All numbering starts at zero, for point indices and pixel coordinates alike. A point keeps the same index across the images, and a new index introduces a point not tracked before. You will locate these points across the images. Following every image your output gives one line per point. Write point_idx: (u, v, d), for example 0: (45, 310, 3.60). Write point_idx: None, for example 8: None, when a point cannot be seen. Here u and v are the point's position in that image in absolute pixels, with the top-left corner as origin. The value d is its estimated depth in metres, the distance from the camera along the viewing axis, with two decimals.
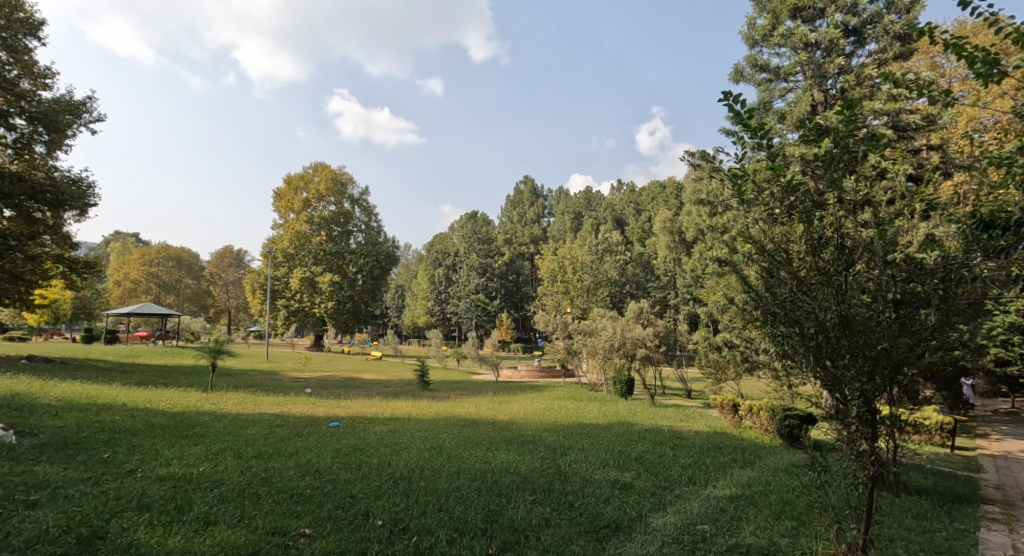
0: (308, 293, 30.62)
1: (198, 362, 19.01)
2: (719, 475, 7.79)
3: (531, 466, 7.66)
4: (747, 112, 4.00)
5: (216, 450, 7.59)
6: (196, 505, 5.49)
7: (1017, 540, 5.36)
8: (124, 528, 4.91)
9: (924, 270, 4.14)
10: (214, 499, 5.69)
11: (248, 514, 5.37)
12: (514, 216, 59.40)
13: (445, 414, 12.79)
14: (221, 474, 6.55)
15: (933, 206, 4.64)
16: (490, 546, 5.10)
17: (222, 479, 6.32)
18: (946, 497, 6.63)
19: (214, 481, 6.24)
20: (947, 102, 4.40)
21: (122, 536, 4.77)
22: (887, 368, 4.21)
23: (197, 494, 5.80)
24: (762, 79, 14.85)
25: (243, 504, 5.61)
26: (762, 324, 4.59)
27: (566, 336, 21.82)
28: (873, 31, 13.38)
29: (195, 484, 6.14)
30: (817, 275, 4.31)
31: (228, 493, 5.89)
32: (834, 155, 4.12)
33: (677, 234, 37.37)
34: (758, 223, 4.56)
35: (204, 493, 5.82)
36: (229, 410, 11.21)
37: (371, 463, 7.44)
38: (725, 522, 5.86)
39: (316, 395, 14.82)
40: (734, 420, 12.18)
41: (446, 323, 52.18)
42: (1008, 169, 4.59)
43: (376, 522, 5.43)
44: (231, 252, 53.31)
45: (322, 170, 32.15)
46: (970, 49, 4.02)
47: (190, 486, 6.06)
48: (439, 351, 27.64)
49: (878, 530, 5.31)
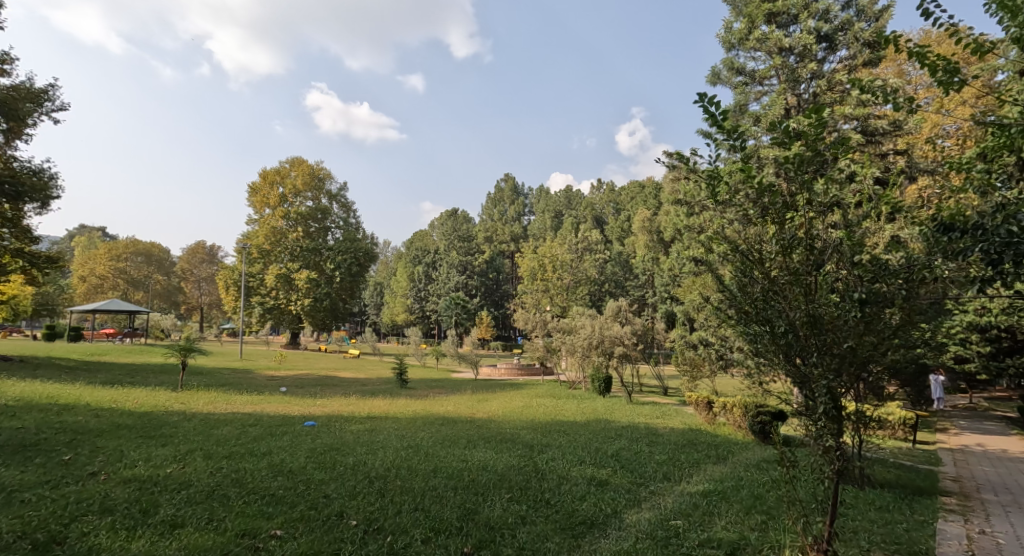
0: (284, 290, 30.12)
1: (168, 360, 18.51)
2: (693, 471, 7.90)
3: (508, 464, 7.71)
4: (721, 114, 4.04)
5: (185, 451, 7.46)
6: (162, 508, 5.39)
7: (972, 531, 5.54)
8: (84, 532, 4.80)
9: (889, 270, 4.25)
10: (181, 501, 5.59)
11: (217, 516, 5.30)
12: (495, 214, 59.35)
13: (424, 412, 12.75)
14: (190, 475, 6.43)
15: (898, 208, 4.76)
16: (466, 544, 5.10)
17: (191, 481, 6.22)
18: (907, 490, 6.83)
19: (181, 483, 6.14)
20: (911, 109, 4.52)
21: (83, 541, 4.66)
22: (853, 365, 4.32)
23: (163, 496, 5.70)
24: (738, 82, 15.08)
25: (212, 506, 5.53)
26: (734, 323, 4.67)
27: (544, 334, 21.95)
28: (844, 38, 13.71)
29: (162, 485, 6.03)
30: (786, 275, 4.41)
31: (197, 495, 5.79)
32: (805, 157, 4.21)
33: (656, 234, 37.78)
34: (732, 223, 4.63)
35: (171, 495, 5.72)
36: (200, 410, 10.99)
37: (347, 462, 7.37)
38: (698, 517, 5.96)
39: (291, 394, 14.62)
40: (708, 416, 12.40)
41: (425, 322, 51.96)
42: (969, 174, 4.77)
43: (349, 522, 5.40)
44: (204, 248, 52.32)
45: (299, 165, 31.72)
46: (933, 58, 4.13)
47: (157, 487, 5.95)
48: (418, 349, 27.57)
49: (843, 523, 5.45)
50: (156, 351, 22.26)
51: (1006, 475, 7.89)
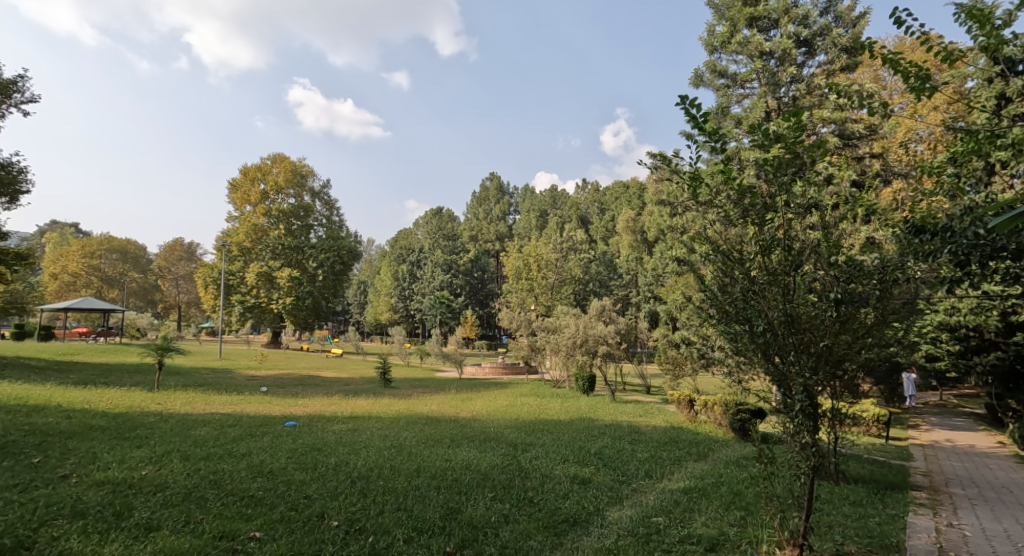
0: (265, 288, 29.79)
1: (145, 360, 18.19)
2: (675, 469, 8.00)
3: (492, 463, 7.74)
4: (702, 116, 4.09)
5: (161, 452, 7.37)
6: (136, 511, 5.32)
7: (941, 524, 5.69)
8: (54, 537, 4.73)
9: (863, 271, 4.37)
10: (157, 504, 5.53)
11: (194, 519, 5.25)
12: (480, 213, 59.27)
13: (407, 412, 12.70)
14: (166, 477, 6.36)
15: (874, 211, 4.88)
16: (448, 544, 5.11)
17: (167, 483, 6.15)
18: (880, 484, 7.00)
19: (157, 485, 6.07)
20: (886, 114, 4.63)
21: (52, 546, 4.60)
22: (829, 363, 4.41)
23: (139, 499, 5.63)
24: (720, 85, 15.28)
25: (188, 508, 5.48)
26: (715, 322, 4.74)
27: (529, 333, 22.03)
28: (822, 43, 14.00)
29: (137, 488, 5.96)
30: (765, 274, 4.48)
31: (173, 498, 5.72)
32: (784, 160, 4.30)
33: (640, 233, 38.09)
34: (714, 224, 4.70)
35: (147, 498, 5.66)
36: (178, 410, 10.82)
37: (329, 463, 7.35)
38: (678, 513, 6.04)
39: (273, 394, 14.48)
40: (690, 414, 12.58)
41: (409, 320, 51.76)
42: (940, 178, 4.91)
43: (331, 523, 5.39)
44: (182, 245, 51.52)
45: (281, 162, 31.38)
46: (905, 65, 4.24)
47: (132, 490, 5.88)
48: (402, 348, 27.51)
49: (818, 518, 5.57)
50: (131, 351, 21.73)
51: (974, 469, 8.12)
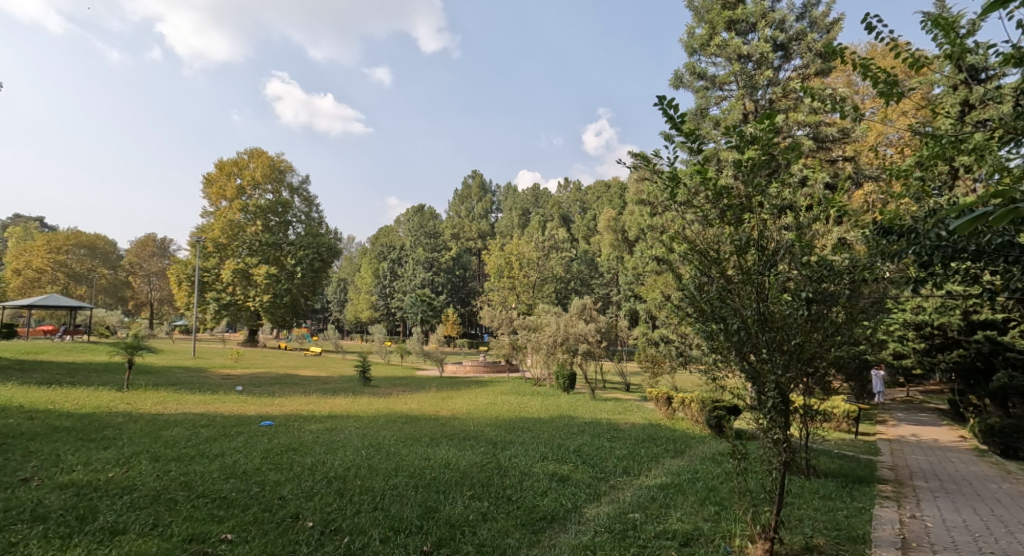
0: (241, 286, 29.26)
1: (113, 360, 17.72)
2: (652, 465, 8.09)
3: (471, 462, 7.71)
4: (680, 117, 4.11)
5: (130, 453, 7.23)
6: (101, 514, 5.21)
7: (905, 516, 5.84)
8: (13, 543, 4.62)
9: (834, 271, 4.49)
10: (122, 507, 5.41)
11: (162, 521, 5.16)
12: (462, 211, 59.19)
13: (387, 411, 12.61)
14: (134, 479, 6.24)
15: (846, 212, 4.98)
16: (425, 543, 5.09)
17: (135, 485, 6.02)
18: (848, 478, 7.15)
19: (124, 487, 5.95)
20: (857, 117, 4.73)
21: (11, 552, 4.49)
22: (801, 361, 4.50)
23: (104, 501, 5.52)
24: (700, 86, 15.42)
25: (157, 511, 5.37)
26: (692, 320, 4.80)
27: (510, 332, 22.06)
28: (798, 47, 14.24)
29: (103, 490, 5.83)
30: (740, 274, 4.55)
31: (140, 500, 5.62)
32: (759, 161, 4.36)
33: (621, 233, 38.43)
34: (692, 224, 4.75)
35: (113, 501, 5.54)
36: (149, 410, 10.61)
37: (305, 462, 7.28)
38: (655, 509, 6.10)
39: (248, 393, 14.24)
40: (667, 411, 12.74)
41: (390, 319, 51.38)
42: (907, 181, 5.02)
43: (306, 523, 5.34)
44: (154, 240, 50.42)
45: (258, 157, 30.86)
46: (874, 70, 4.35)
47: (97, 493, 5.75)
48: (382, 347, 27.35)
49: (788, 512, 5.68)
50: (99, 351, 20.87)
51: (937, 463, 8.34)
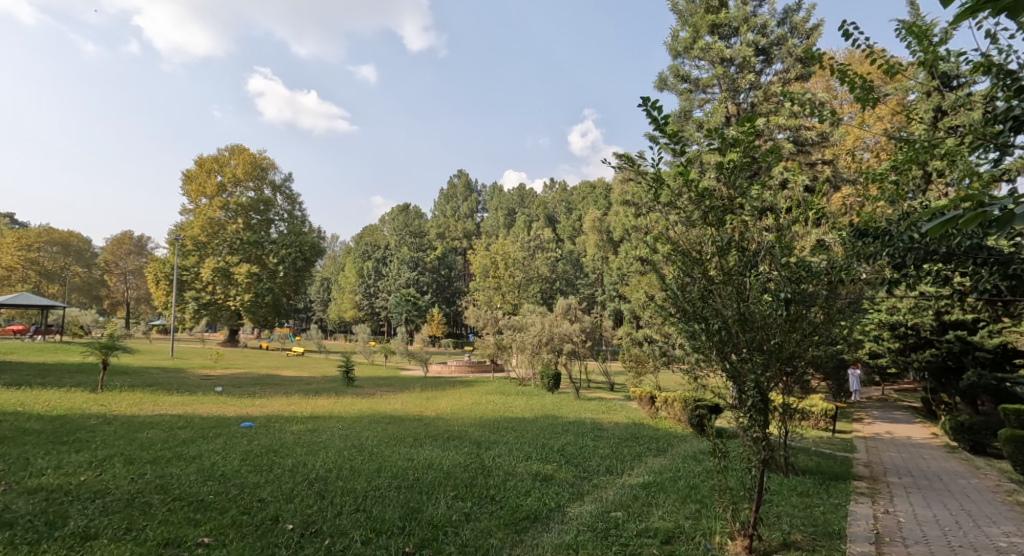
0: (222, 285, 28.90)
1: (87, 360, 17.46)
2: (635, 464, 8.15)
3: (455, 462, 7.71)
4: (664, 119, 4.15)
5: (103, 456, 7.10)
6: (72, 519, 5.12)
7: (878, 511, 5.96)
8: None
9: (811, 272, 4.57)
10: (94, 511, 5.32)
11: (136, 526, 5.08)
12: (447, 211, 59.09)
13: (370, 411, 12.56)
14: (107, 482, 6.14)
15: (823, 214, 5.08)
16: (407, 544, 5.08)
17: (107, 489, 5.92)
18: (825, 475, 7.27)
19: (96, 491, 5.85)
20: (835, 122, 4.82)
21: None
22: (780, 360, 4.56)
23: (75, 506, 5.42)
24: (683, 89, 15.57)
25: (130, 515, 5.29)
26: (674, 320, 4.85)
27: (495, 332, 22.06)
28: (779, 51, 14.44)
29: (74, 494, 5.73)
30: (721, 274, 4.60)
31: (114, 504, 5.53)
32: (740, 163, 4.42)
33: (606, 233, 38.68)
34: (675, 225, 4.79)
35: (84, 505, 5.44)
36: (123, 412, 10.44)
37: (285, 464, 7.21)
38: (637, 508, 6.16)
39: (227, 394, 14.07)
40: (651, 410, 12.85)
41: (375, 318, 51.11)
42: (882, 184, 5.12)
43: (286, 526, 5.29)
44: (130, 238, 49.49)
45: (239, 153, 30.54)
46: (851, 77, 4.44)
47: (68, 497, 5.64)
48: (366, 347, 27.19)
49: (767, 509, 5.76)
50: (73, 351, 20.55)
51: (911, 460, 8.52)
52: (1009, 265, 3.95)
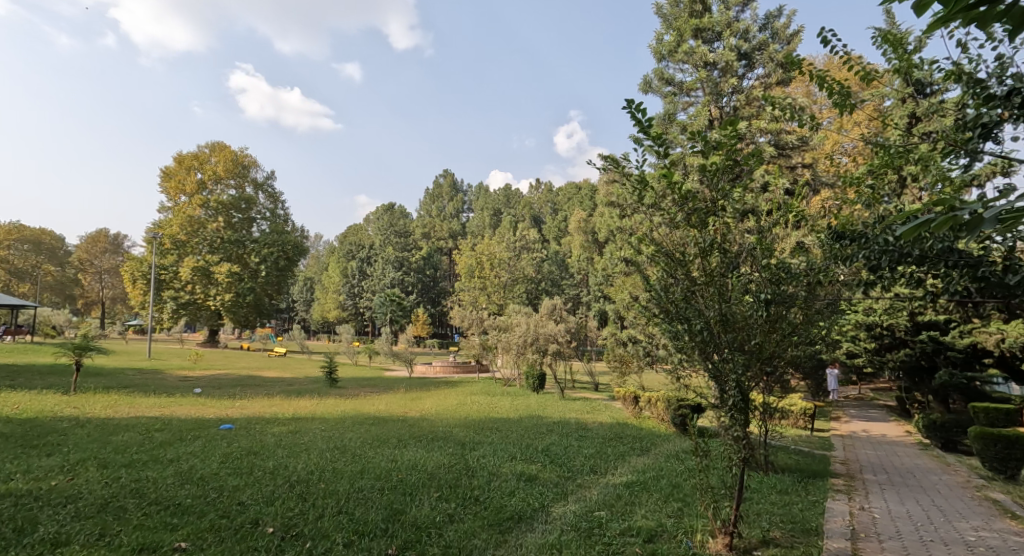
0: (202, 285, 28.52)
1: (59, 362, 17.19)
2: (618, 463, 8.22)
3: (438, 462, 7.72)
4: (648, 121, 4.19)
5: (76, 461, 6.99)
6: (43, 525, 5.03)
7: (855, 507, 6.08)
8: None
9: (791, 273, 4.66)
10: (66, 517, 5.24)
11: (109, 532, 5.01)
12: (432, 210, 58.94)
13: (353, 412, 12.48)
14: (80, 487, 6.04)
15: (803, 217, 5.18)
16: (390, 546, 5.08)
17: (80, 494, 5.84)
18: (804, 473, 7.40)
19: (68, 496, 5.76)
20: (814, 126, 4.92)
21: None
22: (760, 360, 4.64)
23: (46, 512, 5.33)
24: (668, 92, 15.70)
25: (103, 521, 5.22)
26: (658, 321, 4.91)
27: (480, 332, 22.06)
28: (761, 56, 14.64)
29: (45, 500, 5.63)
30: (704, 275, 4.67)
31: (86, 509, 5.45)
32: (722, 166, 4.49)
33: (591, 234, 38.84)
34: (659, 226, 4.85)
35: (55, 511, 5.35)
36: (97, 414, 10.25)
37: (266, 467, 7.15)
38: (620, 507, 6.22)
39: (206, 395, 13.90)
40: (635, 410, 12.97)
41: (359, 318, 50.79)
42: (859, 188, 5.24)
43: (266, 529, 5.27)
44: (106, 236, 48.54)
45: (220, 150, 30.18)
46: (829, 83, 4.54)
47: (38, 503, 5.55)
48: (350, 347, 27.02)
49: (747, 507, 5.85)
50: (44, 351, 20.44)
51: (887, 457, 8.70)
52: (979, 268, 4.10)
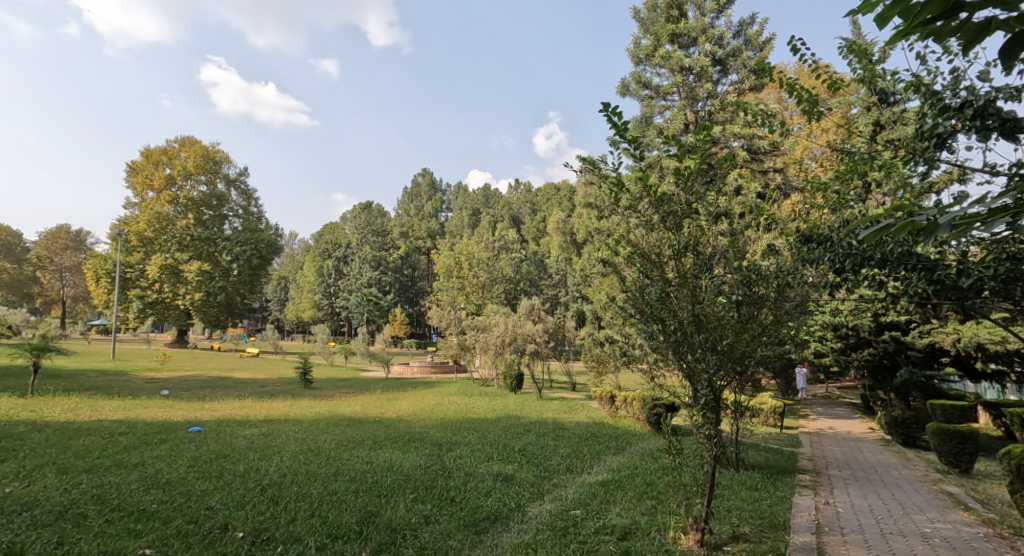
0: (170, 283, 27.89)
1: (19, 363, 16.78)
2: (593, 462, 8.31)
3: (415, 463, 7.72)
4: (624, 124, 4.27)
5: (34, 467, 6.81)
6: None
7: (820, 502, 6.27)
8: None
9: (762, 275, 4.78)
10: (24, 525, 5.13)
11: (68, 540, 4.92)
12: (411, 210, 58.65)
13: (328, 413, 12.35)
14: (38, 494, 5.91)
15: (773, 220, 5.32)
16: (363, 548, 5.08)
17: (38, 501, 5.71)
18: (773, 469, 7.59)
19: (25, 504, 5.63)
20: (783, 132, 5.06)
21: None
22: (731, 359, 4.75)
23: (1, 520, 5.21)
24: (645, 95, 15.89)
25: (63, 528, 5.12)
26: (633, 321, 4.99)
27: (458, 332, 22.05)
28: (734, 62, 14.92)
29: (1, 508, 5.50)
30: (678, 276, 4.76)
31: (44, 517, 5.33)
32: (696, 170, 4.58)
33: (570, 234, 38.97)
34: (635, 228, 4.93)
35: (11, 519, 5.23)
36: (57, 418, 9.97)
37: (236, 470, 7.07)
38: (595, 505, 6.31)
39: (174, 397, 13.60)
40: (610, 409, 13.10)
41: (334, 318, 50.25)
42: (826, 193, 5.40)
43: (235, 534, 5.22)
44: (68, 233, 46.98)
45: (190, 145, 29.57)
46: (798, 91, 4.68)
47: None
48: (326, 347, 26.71)
49: (718, 503, 5.98)
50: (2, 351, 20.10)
51: (853, 453, 8.96)
52: (935, 271, 4.29)
